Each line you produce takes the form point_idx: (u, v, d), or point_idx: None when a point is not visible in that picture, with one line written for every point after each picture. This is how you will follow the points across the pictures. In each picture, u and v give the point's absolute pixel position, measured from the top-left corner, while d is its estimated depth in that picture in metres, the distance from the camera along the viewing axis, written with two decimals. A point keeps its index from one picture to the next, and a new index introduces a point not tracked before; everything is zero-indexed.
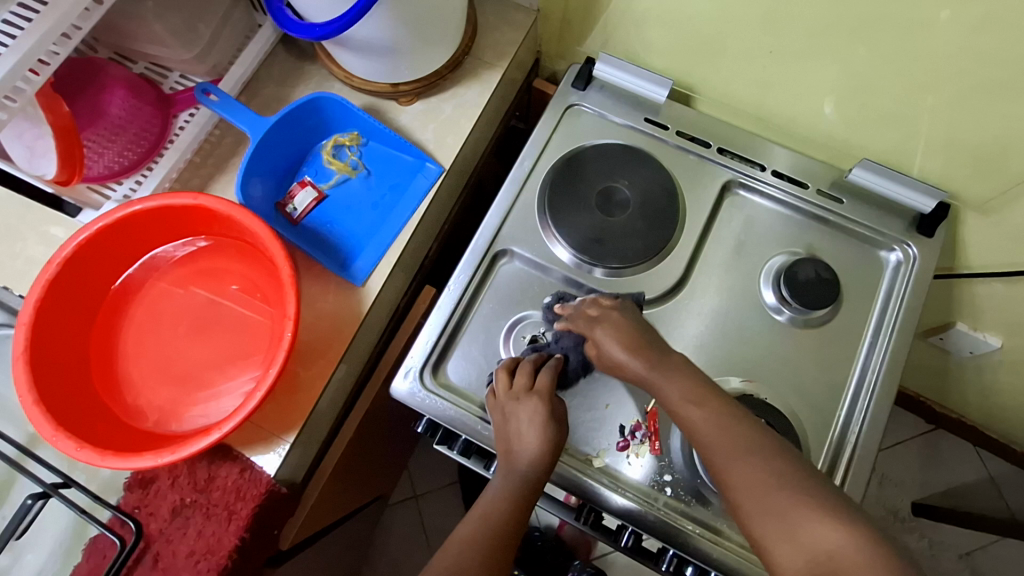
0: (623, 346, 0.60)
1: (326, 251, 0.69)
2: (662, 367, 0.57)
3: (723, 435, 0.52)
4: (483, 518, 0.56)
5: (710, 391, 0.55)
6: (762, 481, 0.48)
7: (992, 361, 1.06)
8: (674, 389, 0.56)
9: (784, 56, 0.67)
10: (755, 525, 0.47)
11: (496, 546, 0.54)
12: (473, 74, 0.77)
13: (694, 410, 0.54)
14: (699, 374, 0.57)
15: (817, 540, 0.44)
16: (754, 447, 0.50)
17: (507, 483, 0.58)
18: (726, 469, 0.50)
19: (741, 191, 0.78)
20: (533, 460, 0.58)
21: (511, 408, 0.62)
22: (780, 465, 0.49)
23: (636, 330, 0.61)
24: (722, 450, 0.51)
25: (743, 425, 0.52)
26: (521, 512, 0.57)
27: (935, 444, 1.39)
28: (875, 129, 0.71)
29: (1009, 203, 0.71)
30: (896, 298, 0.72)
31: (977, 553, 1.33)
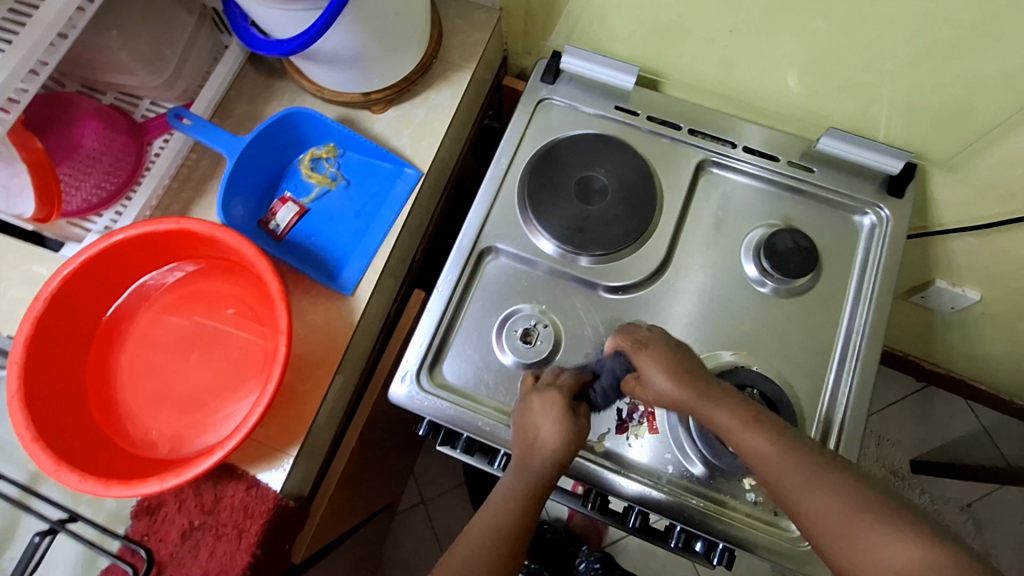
0: (670, 375, 0.59)
1: (313, 264, 0.70)
2: (711, 397, 0.58)
3: (789, 463, 0.54)
4: (492, 521, 0.58)
5: (764, 418, 0.56)
6: (834, 505, 0.51)
7: (973, 314, 1.08)
8: (731, 419, 0.57)
9: (744, 34, 0.69)
10: (835, 550, 0.50)
11: (506, 549, 0.56)
12: (443, 77, 0.78)
13: (757, 440, 0.55)
14: (746, 400, 0.58)
15: (896, 560, 0.48)
16: (822, 473, 0.53)
17: (518, 484, 0.59)
18: (800, 496, 0.53)
19: (716, 169, 0.79)
20: (547, 461, 0.59)
21: (528, 407, 0.62)
22: (850, 487, 0.52)
23: (678, 359, 0.60)
24: (793, 478, 0.53)
25: (806, 451, 0.54)
26: (529, 513, 0.58)
27: (928, 401, 1.42)
28: (838, 98, 0.73)
29: (973, 157, 0.73)
30: (873, 260, 0.74)
31: (978, 503, 1.36)
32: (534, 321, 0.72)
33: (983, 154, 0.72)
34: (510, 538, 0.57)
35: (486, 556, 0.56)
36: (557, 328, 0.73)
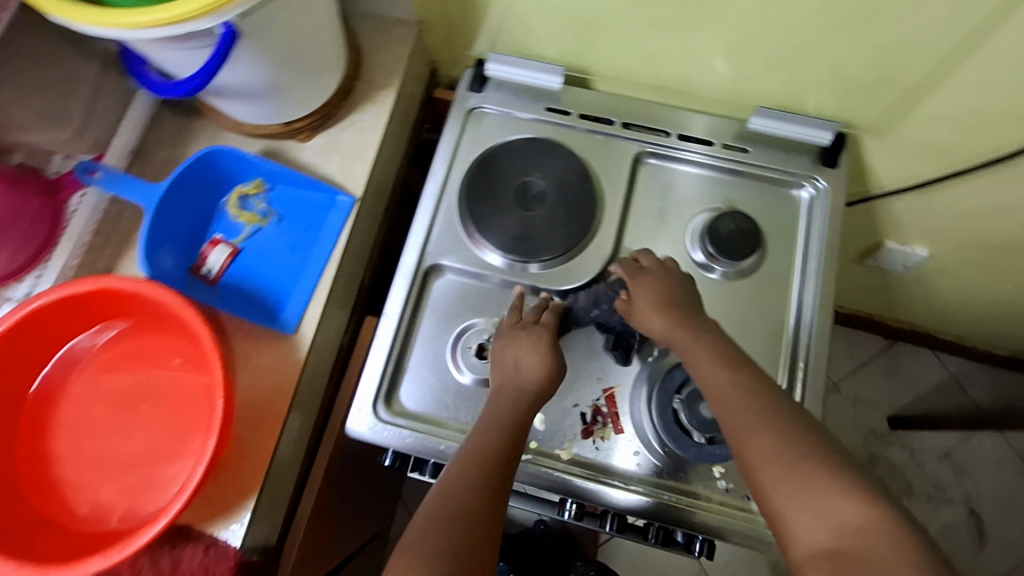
0: (657, 304, 0.63)
1: (252, 306, 0.67)
2: (693, 326, 0.61)
3: (745, 403, 0.54)
4: (473, 454, 0.56)
5: (736, 357, 0.58)
6: (780, 449, 0.50)
7: (926, 269, 1.11)
8: (702, 351, 0.59)
9: (661, 23, 0.69)
10: (778, 497, 0.49)
11: (490, 473, 0.54)
12: (367, 96, 0.76)
13: (722, 373, 0.57)
14: (724, 339, 0.60)
15: (837, 511, 0.46)
16: (776, 418, 0.53)
17: (502, 410, 0.59)
18: (752, 436, 0.52)
19: (653, 160, 0.79)
20: (535, 385, 0.61)
21: (514, 338, 0.65)
22: (802, 439, 0.51)
23: (670, 290, 0.64)
24: (752, 415, 0.53)
25: (765, 397, 0.54)
26: (513, 445, 0.57)
27: (898, 357, 1.45)
28: (762, 77, 0.74)
29: (899, 120, 0.74)
30: (815, 233, 0.75)
31: (956, 450, 1.40)
32: (488, 335, 0.71)
33: (907, 116, 0.73)
34: (494, 471, 0.54)
35: (473, 483, 0.53)
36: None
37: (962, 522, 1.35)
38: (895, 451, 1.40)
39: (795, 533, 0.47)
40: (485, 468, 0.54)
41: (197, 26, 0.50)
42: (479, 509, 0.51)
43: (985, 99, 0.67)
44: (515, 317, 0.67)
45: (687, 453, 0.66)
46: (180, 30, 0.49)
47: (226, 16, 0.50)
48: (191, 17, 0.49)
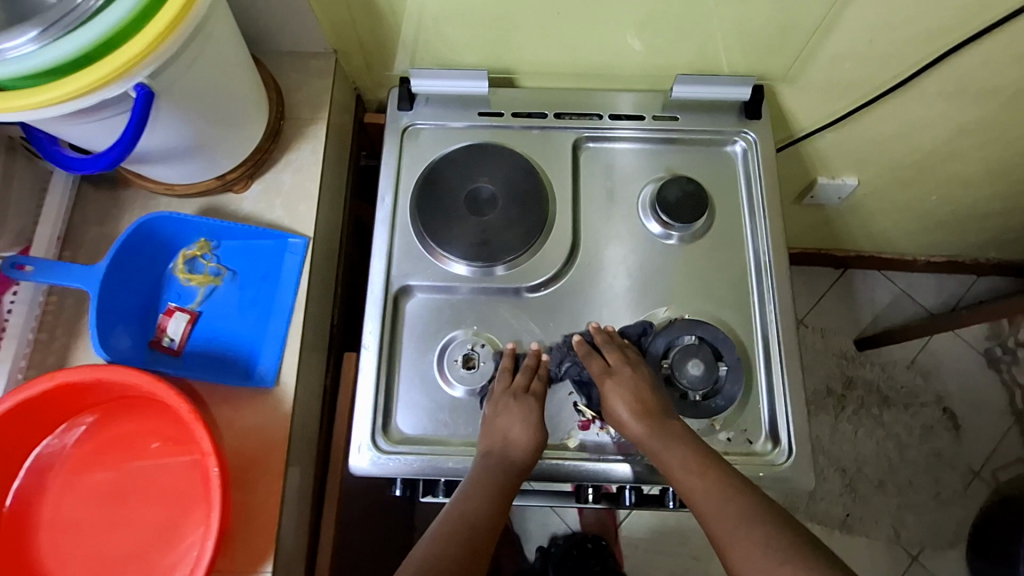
0: (629, 407, 0.64)
1: (224, 367, 0.65)
2: (666, 436, 0.62)
3: (725, 507, 0.55)
4: (463, 519, 0.56)
5: (711, 461, 0.59)
6: (763, 558, 0.51)
7: (857, 197, 1.18)
8: (675, 457, 0.60)
9: (571, 13, 0.71)
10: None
11: (469, 539, 0.54)
12: (299, 134, 0.75)
13: (703, 481, 0.58)
14: (697, 444, 0.62)
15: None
16: (755, 522, 0.53)
17: (490, 473, 0.60)
18: (734, 545, 0.53)
19: (592, 144, 0.81)
20: (522, 457, 0.62)
21: (505, 404, 0.65)
22: (781, 537, 0.52)
23: (643, 391, 0.65)
24: (732, 515, 0.55)
25: (744, 498, 0.56)
26: (501, 508, 0.58)
27: (850, 283, 1.54)
28: (675, 48, 0.77)
29: (806, 64, 0.79)
30: (754, 183, 0.79)
31: (920, 358, 1.49)
32: (472, 346, 0.71)
33: (813, 59, 0.78)
34: (478, 533, 0.55)
35: (451, 548, 0.53)
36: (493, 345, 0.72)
37: (940, 422, 1.45)
38: (867, 370, 1.48)
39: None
40: (474, 531, 0.55)
41: (106, 94, 0.48)
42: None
43: (877, 31, 0.72)
44: (506, 377, 0.67)
45: (685, 414, 0.69)
46: (90, 101, 0.48)
47: (136, 78, 0.49)
48: (98, 86, 0.47)
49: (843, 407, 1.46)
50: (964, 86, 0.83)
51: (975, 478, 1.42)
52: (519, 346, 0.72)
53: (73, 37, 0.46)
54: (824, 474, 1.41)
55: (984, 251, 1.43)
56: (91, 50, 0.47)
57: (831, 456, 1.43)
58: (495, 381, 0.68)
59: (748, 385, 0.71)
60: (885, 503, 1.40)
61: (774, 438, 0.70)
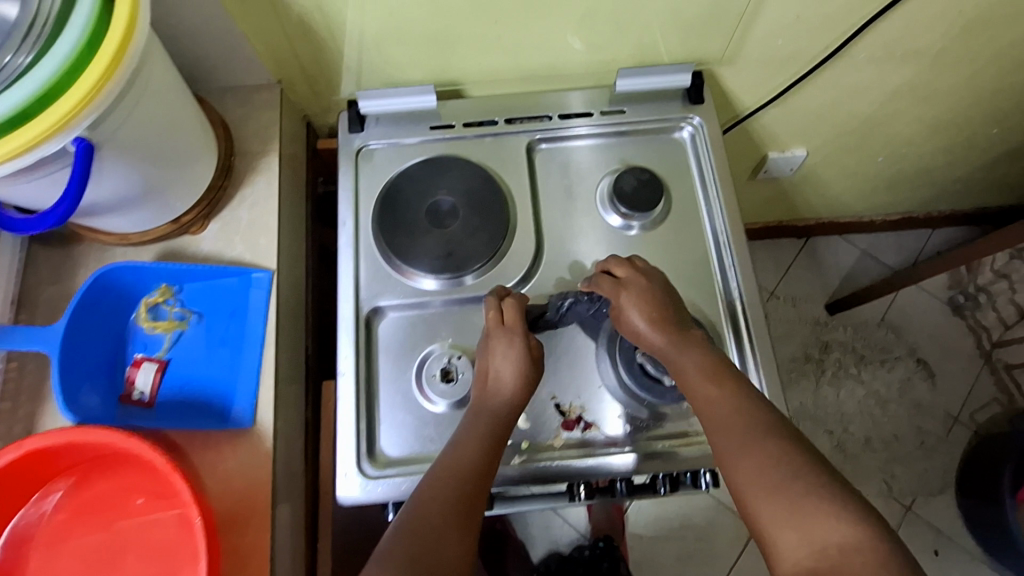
0: (647, 317, 0.66)
1: (200, 413, 0.64)
2: (681, 343, 0.65)
3: (736, 421, 0.59)
4: (454, 467, 0.59)
5: (726, 373, 0.63)
6: (771, 469, 0.55)
7: (808, 167, 1.22)
8: (692, 367, 0.63)
9: (508, 20, 0.72)
10: (763, 515, 0.54)
11: (463, 489, 0.58)
12: (252, 168, 0.75)
13: (718, 391, 0.61)
14: (715, 354, 0.65)
15: (822, 533, 0.51)
16: (765, 436, 0.58)
17: (481, 423, 0.63)
18: (743, 455, 0.57)
19: (545, 145, 0.82)
20: (507, 395, 0.64)
21: (491, 341, 0.67)
22: (789, 448, 0.56)
23: (659, 300, 0.67)
24: (742, 427, 0.58)
25: (757, 411, 0.60)
26: (491, 458, 0.61)
27: (814, 250, 1.60)
28: (615, 44, 0.79)
29: (740, 46, 0.82)
30: (706, 165, 0.81)
31: (889, 314, 1.55)
32: (450, 358, 0.71)
33: (746, 41, 0.81)
34: (467, 480, 0.58)
35: (447, 498, 0.57)
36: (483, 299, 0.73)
37: (915, 373, 1.50)
38: (840, 332, 1.53)
39: (779, 545, 0.52)
40: (461, 479, 0.58)
41: (47, 150, 0.47)
42: (442, 520, 0.55)
43: (803, 7, 0.75)
44: (497, 315, 0.68)
45: (665, 400, 0.70)
46: (29, 160, 0.47)
47: (75, 131, 0.48)
48: (37, 143, 0.46)
49: (822, 370, 1.50)
50: (891, 50, 0.86)
51: (954, 423, 1.47)
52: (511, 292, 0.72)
53: (4, 96, 0.46)
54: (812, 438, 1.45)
55: (935, 204, 1.49)
56: (26, 107, 0.46)
57: (818, 420, 1.47)
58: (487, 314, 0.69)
59: None
60: (874, 459, 1.44)
61: None
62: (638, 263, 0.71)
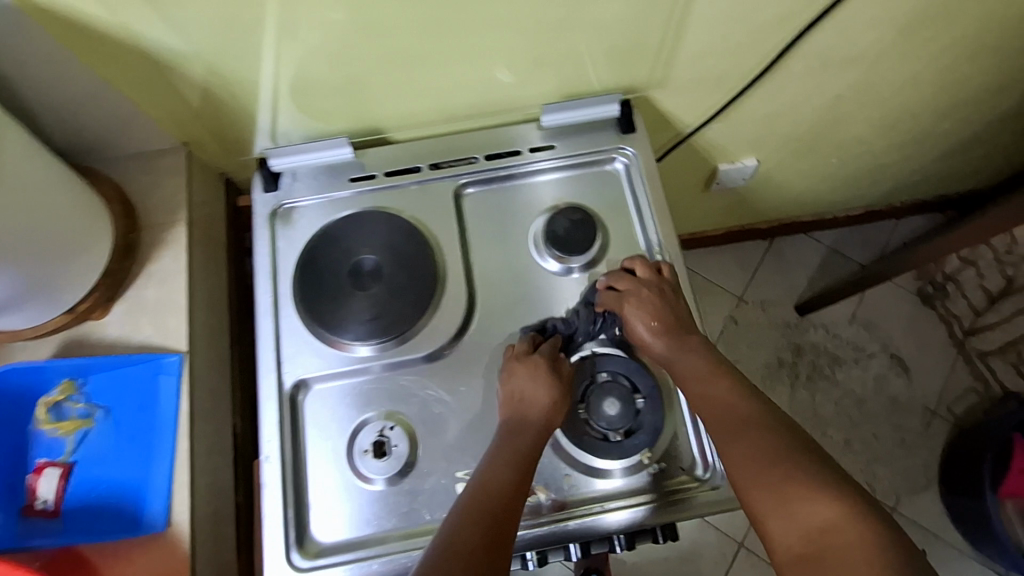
0: (648, 324, 0.68)
1: (111, 519, 0.60)
2: (684, 345, 0.67)
3: (726, 414, 0.62)
4: (482, 488, 0.59)
5: (724, 370, 0.65)
6: (758, 456, 0.58)
7: (762, 174, 1.19)
8: (692, 363, 0.66)
9: (417, 64, 0.68)
10: (757, 503, 0.57)
11: (493, 511, 0.58)
12: (158, 241, 0.70)
13: (720, 386, 0.64)
14: (714, 351, 0.67)
15: (810, 514, 0.53)
16: (754, 426, 0.60)
17: (510, 445, 0.63)
18: (735, 443, 0.60)
19: (472, 188, 0.78)
20: (537, 416, 0.64)
21: (511, 368, 0.67)
22: (777, 437, 0.59)
23: (659, 308, 0.68)
24: (737, 418, 0.61)
25: (750, 403, 0.62)
26: (521, 479, 0.61)
27: (781, 251, 1.58)
28: (537, 79, 0.75)
29: (670, 69, 0.78)
30: (642, 199, 0.77)
31: (860, 311, 1.53)
32: (383, 430, 0.67)
33: (674, 65, 0.77)
34: (501, 504, 0.58)
35: (475, 516, 0.57)
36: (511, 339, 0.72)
37: (889, 369, 1.49)
38: (812, 332, 1.52)
39: (772, 529, 0.55)
40: (494, 503, 0.58)
41: None
42: (480, 544, 0.55)
43: (728, 26, 0.71)
44: (527, 348, 0.69)
45: (611, 455, 0.67)
46: None
47: None
48: None
49: (797, 374, 1.49)
50: (827, 60, 0.83)
51: (933, 417, 1.46)
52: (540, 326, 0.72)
53: None
54: None
55: (896, 196, 1.47)
56: None
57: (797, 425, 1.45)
58: (515, 350, 0.69)
59: (671, 410, 0.70)
60: (855, 461, 1.42)
61: (705, 463, 0.68)
62: (642, 270, 0.71)
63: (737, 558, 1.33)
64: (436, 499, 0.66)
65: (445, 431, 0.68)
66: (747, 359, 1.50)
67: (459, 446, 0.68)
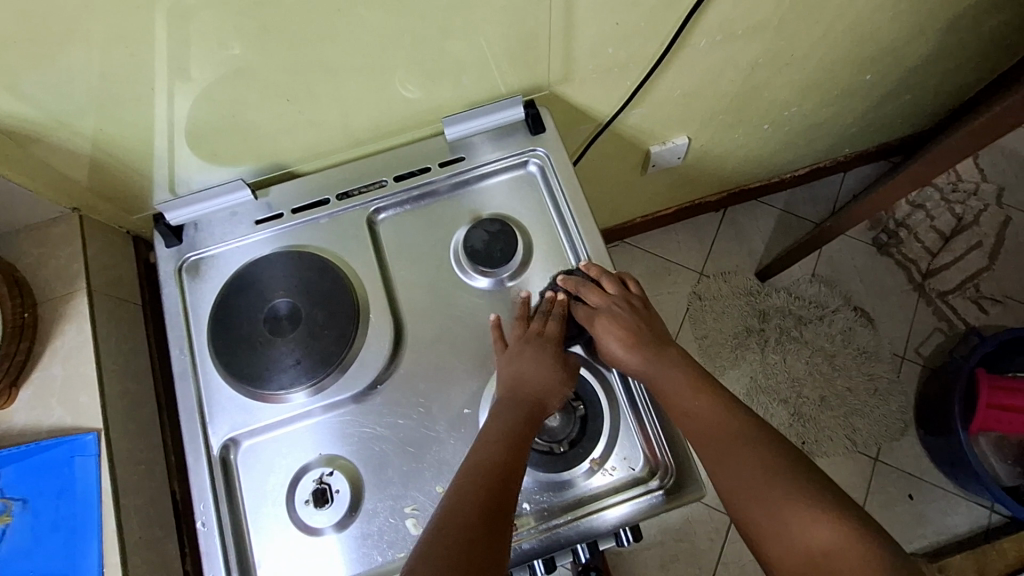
0: (619, 341, 0.66)
1: None
2: (658, 356, 0.66)
3: (712, 431, 0.61)
4: (479, 467, 0.58)
5: (703, 383, 0.64)
6: (751, 476, 0.58)
7: (696, 149, 1.18)
8: (671, 375, 0.64)
9: (301, 95, 0.66)
10: (751, 520, 0.57)
11: (490, 491, 0.56)
12: (60, 315, 0.67)
13: (702, 401, 0.63)
14: (691, 363, 0.66)
15: (810, 538, 0.53)
16: (743, 445, 0.59)
17: (503, 423, 0.61)
18: (728, 459, 0.59)
19: (384, 214, 0.76)
20: (535, 391, 0.63)
21: (517, 348, 0.66)
22: (768, 455, 0.58)
23: (631, 325, 0.67)
24: (727, 433, 0.60)
25: (735, 418, 0.61)
26: (516, 456, 0.59)
27: (734, 220, 1.57)
28: (434, 92, 0.72)
29: (571, 63, 0.76)
30: (560, 198, 0.75)
31: (818, 268, 1.54)
32: (322, 476, 0.64)
33: (575, 59, 0.75)
34: (498, 478, 0.57)
35: (471, 500, 0.56)
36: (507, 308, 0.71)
37: (855, 322, 1.49)
38: (775, 296, 1.52)
39: (770, 551, 0.56)
40: (492, 480, 0.57)
41: None
42: (478, 523, 0.55)
43: (618, 13, 0.69)
44: (520, 326, 0.68)
45: (557, 467, 0.65)
46: None
47: None
48: None
49: (766, 339, 1.49)
50: (730, 31, 0.82)
51: (902, 362, 1.47)
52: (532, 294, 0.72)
53: None
54: (770, 410, 1.43)
55: (838, 150, 1.47)
56: None
57: (772, 390, 1.45)
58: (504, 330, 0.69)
59: (615, 412, 0.68)
60: (832, 417, 1.43)
61: (656, 461, 0.66)
62: (609, 283, 0.69)
63: (731, 532, 1.32)
64: (387, 538, 0.63)
65: (386, 466, 0.65)
66: (715, 333, 1.49)
67: (401, 482, 0.65)
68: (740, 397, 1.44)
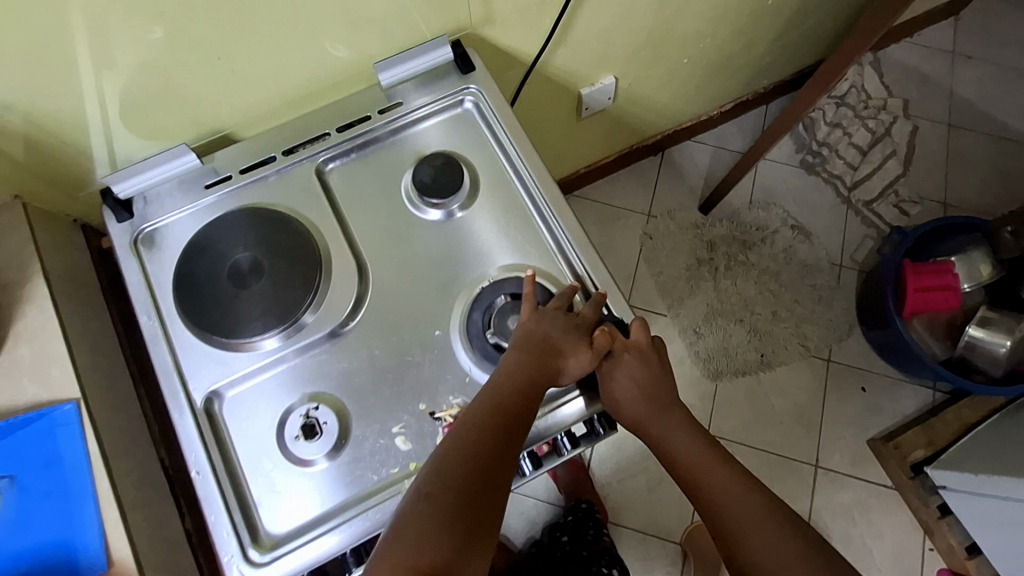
0: (626, 387, 0.69)
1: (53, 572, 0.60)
2: (667, 419, 0.70)
3: (725, 501, 0.65)
4: (494, 405, 0.62)
5: (714, 451, 0.68)
6: (765, 545, 0.61)
7: (624, 89, 1.25)
8: (678, 439, 0.69)
9: (231, 52, 0.67)
10: None
11: (501, 429, 0.61)
12: (19, 299, 0.67)
13: (713, 470, 0.67)
14: (700, 429, 0.70)
15: None
16: (755, 514, 0.63)
17: (520, 369, 0.65)
18: (735, 538, 0.63)
19: (333, 165, 0.78)
20: (556, 352, 0.66)
21: (548, 313, 0.68)
22: (780, 524, 0.62)
23: (643, 377, 0.69)
24: (737, 514, 0.64)
25: (749, 487, 0.65)
26: (526, 399, 0.63)
27: (673, 160, 1.66)
28: (364, 44, 0.75)
29: (491, 4, 0.81)
30: (498, 129, 0.79)
31: (754, 195, 1.65)
32: (308, 412, 0.67)
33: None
34: (510, 415, 0.62)
35: (484, 435, 0.60)
36: (553, 282, 0.73)
37: (793, 239, 1.60)
38: (719, 226, 1.61)
39: None
40: (501, 417, 0.62)
41: None
42: (485, 460, 0.59)
43: None
44: (562, 300, 0.69)
45: None
46: None
47: None
48: None
49: (716, 267, 1.58)
50: None
51: (841, 270, 1.59)
52: (585, 282, 0.73)
53: None
54: (728, 331, 1.53)
55: (757, 82, 1.58)
56: None
57: (727, 313, 1.54)
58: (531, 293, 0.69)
59: None
60: (785, 328, 1.53)
61: None
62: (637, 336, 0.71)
63: None
64: (378, 458, 0.66)
65: (368, 396, 0.69)
66: (669, 268, 1.58)
67: (385, 405, 0.68)
68: (700, 322, 1.53)
